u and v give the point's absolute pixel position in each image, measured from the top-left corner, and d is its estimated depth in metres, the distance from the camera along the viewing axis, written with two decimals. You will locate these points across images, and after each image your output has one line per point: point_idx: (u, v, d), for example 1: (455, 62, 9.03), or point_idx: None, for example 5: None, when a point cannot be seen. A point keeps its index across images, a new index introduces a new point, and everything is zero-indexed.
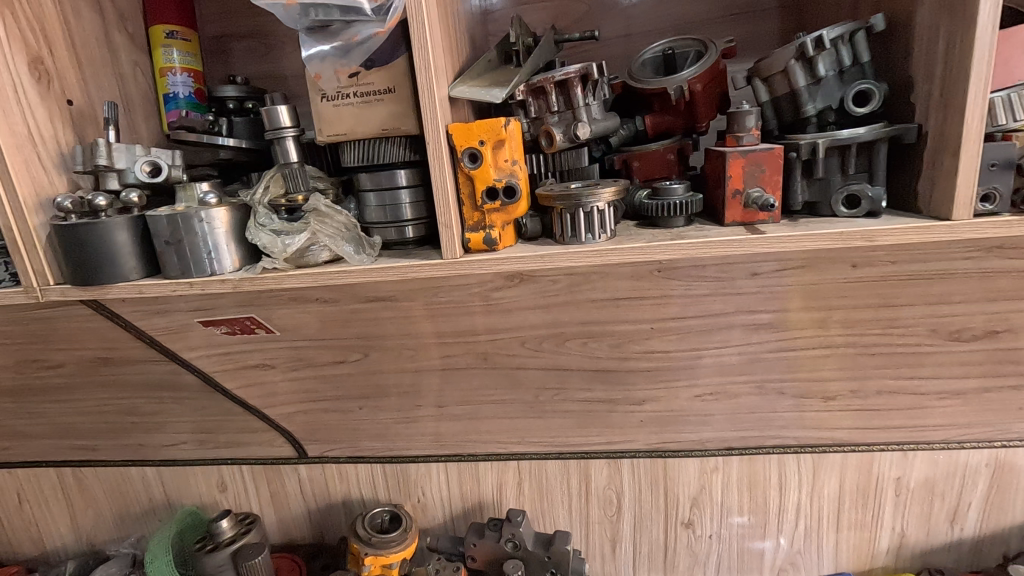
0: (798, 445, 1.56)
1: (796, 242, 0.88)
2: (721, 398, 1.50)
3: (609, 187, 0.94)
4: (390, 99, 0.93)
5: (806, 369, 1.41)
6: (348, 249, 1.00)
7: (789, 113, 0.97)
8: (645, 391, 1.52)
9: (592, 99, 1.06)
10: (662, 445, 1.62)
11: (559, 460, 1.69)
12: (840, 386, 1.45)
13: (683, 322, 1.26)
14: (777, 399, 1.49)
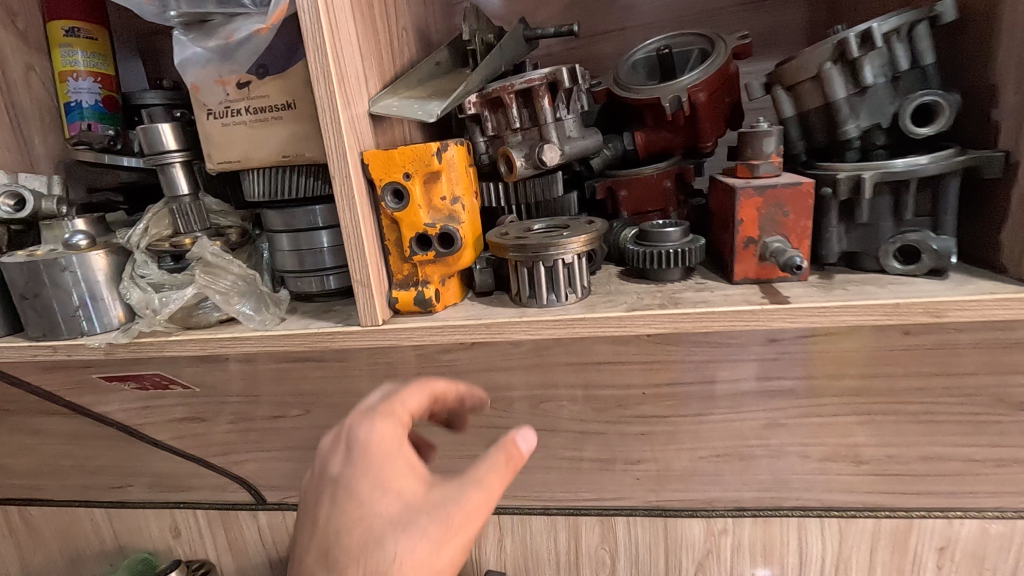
0: (821, 507, 1.14)
1: (831, 315, 0.63)
2: (712, 457, 1.14)
3: (578, 237, 0.71)
4: (291, 116, 0.71)
5: (835, 433, 1.08)
6: (245, 308, 0.78)
7: (822, 134, 0.73)
8: (636, 449, 1.15)
9: (565, 113, 0.84)
10: (657, 502, 1.20)
11: (545, 516, 1.25)
12: (875, 453, 1.09)
13: (690, 390, 1.06)
14: (793, 465, 1.12)
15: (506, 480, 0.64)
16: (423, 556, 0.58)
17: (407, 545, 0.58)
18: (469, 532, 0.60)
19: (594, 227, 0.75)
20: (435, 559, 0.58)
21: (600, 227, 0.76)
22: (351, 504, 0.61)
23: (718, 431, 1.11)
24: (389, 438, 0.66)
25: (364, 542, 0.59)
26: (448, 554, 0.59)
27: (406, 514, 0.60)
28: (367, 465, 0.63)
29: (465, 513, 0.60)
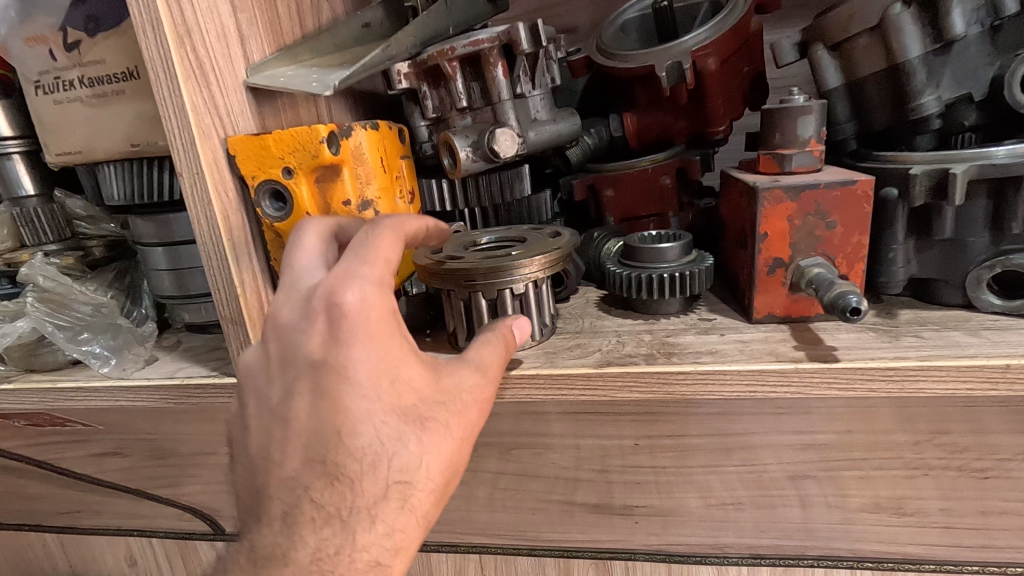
0: (855, 557, 0.85)
1: (904, 379, 0.42)
2: (743, 506, 0.86)
3: (530, 259, 0.51)
4: (135, 89, 0.51)
5: (885, 485, 0.79)
6: (98, 350, 0.59)
7: (881, 112, 0.51)
8: (622, 494, 0.90)
9: (526, 87, 0.63)
10: (660, 546, 0.92)
11: (532, 556, 0.97)
12: (928, 506, 0.79)
13: (701, 442, 0.83)
14: (821, 516, 0.84)
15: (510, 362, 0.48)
16: (451, 456, 0.42)
17: (435, 446, 0.41)
18: (485, 419, 0.45)
19: (560, 243, 0.55)
20: (462, 454, 0.43)
21: (569, 241, 0.56)
22: (351, 407, 0.39)
23: (731, 483, 0.85)
24: (389, 305, 0.41)
25: (373, 449, 0.39)
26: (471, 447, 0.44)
27: (429, 408, 0.41)
28: (367, 348, 0.40)
29: (483, 404, 0.44)
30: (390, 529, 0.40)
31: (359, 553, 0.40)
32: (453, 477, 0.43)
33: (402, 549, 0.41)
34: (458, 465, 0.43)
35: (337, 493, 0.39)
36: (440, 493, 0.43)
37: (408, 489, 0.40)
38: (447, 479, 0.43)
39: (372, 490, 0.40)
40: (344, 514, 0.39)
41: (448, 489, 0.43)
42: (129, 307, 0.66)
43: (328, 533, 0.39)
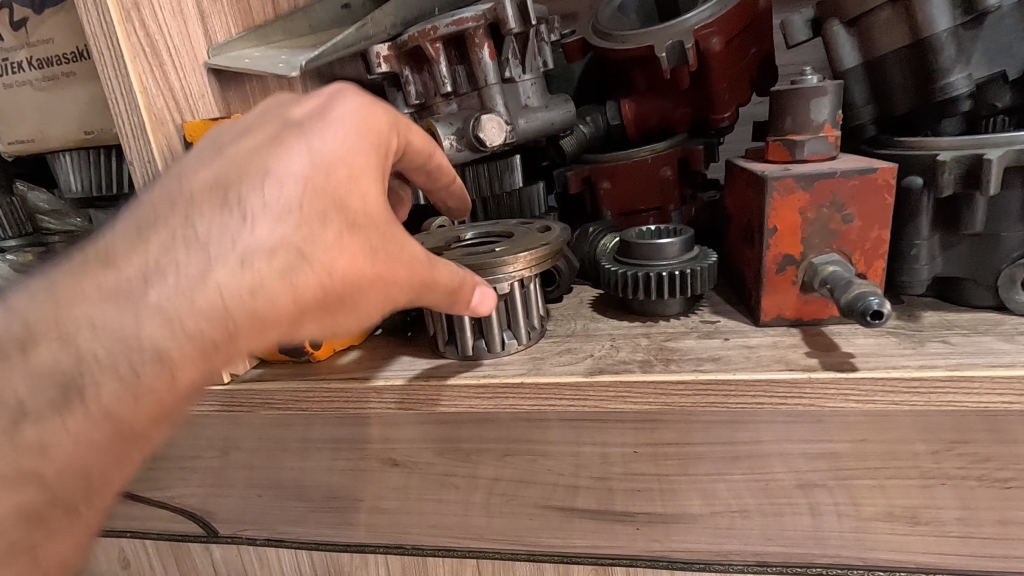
0: (865, 565, 0.67)
1: (931, 390, 0.38)
2: (749, 516, 0.69)
3: (524, 253, 0.47)
4: (86, 70, 0.47)
5: (899, 494, 0.63)
6: None
7: (904, 92, 0.47)
8: (625, 502, 0.72)
9: (515, 70, 0.58)
10: (663, 553, 0.73)
11: (529, 562, 0.78)
12: (944, 515, 0.63)
13: (706, 449, 0.67)
14: (832, 525, 0.67)
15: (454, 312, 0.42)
16: (356, 289, 0.36)
17: (355, 254, 0.35)
18: (401, 300, 0.39)
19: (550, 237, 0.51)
20: (365, 305, 0.37)
21: (559, 236, 0.52)
22: (305, 161, 0.34)
23: (736, 488, 0.68)
24: (384, 135, 0.38)
25: (288, 211, 0.33)
26: (378, 309, 0.37)
27: (371, 226, 0.36)
28: (347, 134, 0.36)
29: (412, 276, 0.38)
30: (246, 306, 0.32)
31: (199, 302, 0.31)
32: (341, 312, 0.36)
33: (244, 336, 0.33)
34: (353, 308, 0.36)
35: (220, 224, 0.32)
36: (318, 318, 0.35)
37: (291, 264, 0.33)
38: (333, 307, 0.35)
39: (263, 243, 0.32)
40: (212, 243, 0.31)
41: (326, 321, 0.36)
42: None
43: (185, 254, 0.31)
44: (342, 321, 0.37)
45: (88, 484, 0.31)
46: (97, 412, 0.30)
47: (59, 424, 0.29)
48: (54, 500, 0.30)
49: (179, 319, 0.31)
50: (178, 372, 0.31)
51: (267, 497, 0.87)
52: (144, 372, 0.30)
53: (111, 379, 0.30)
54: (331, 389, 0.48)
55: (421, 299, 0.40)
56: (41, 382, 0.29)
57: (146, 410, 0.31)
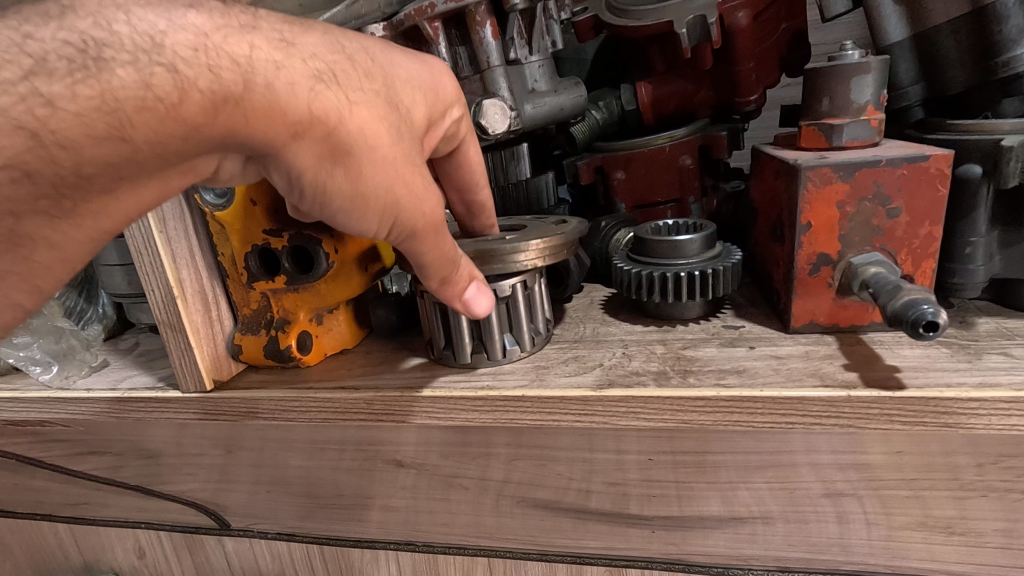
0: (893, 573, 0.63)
1: (989, 412, 0.33)
2: (772, 523, 0.64)
3: (536, 239, 0.43)
4: None
5: (938, 504, 0.57)
6: (38, 357, 0.54)
7: (961, 67, 0.41)
8: (640, 506, 0.67)
9: (520, 50, 0.54)
10: (680, 556, 0.70)
11: (541, 561, 0.76)
12: (983, 526, 0.57)
13: (729, 457, 0.61)
14: (860, 533, 0.62)
15: (441, 297, 0.39)
16: (365, 160, 0.33)
17: (382, 119, 0.33)
18: (398, 214, 0.35)
19: (564, 228, 0.47)
20: (365, 182, 0.33)
21: (573, 229, 0.47)
22: (374, 47, 0.35)
23: (762, 500, 0.63)
24: (450, 96, 0.39)
25: (347, 60, 0.33)
26: (377, 200, 0.34)
27: (405, 117, 0.35)
28: (415, 64, 0.37)
29: (421, 198, 0.35)
30: (267, 86, 0.29)
31: (231, 48, 0.29)
32: (340, 167, 0.32)
33: (248, 108, 0.29)
34: (352, 172, 0.33)
35: (288, 27, 0.32)
36: (318, 155, 0.32)
37: (325, 80, 0.31)
38: (334, 155, 0.32)
39: (308, 49, 0.31)
40: (272, 30, 0.31)
41: (323, 164, 0.32)
42: (83, 305, 0.59)
43: (240, 15, 0.30)
44: (336, 179, 0.33)
45: (77, 169, 0.28)
46: (100, 91, 0.26)
47: (66, 86, 0.26)
48: (39, 158, 0.27)
49: (205, 55, 0.28)
50: (183, 94, 0.27)
51: (273, 493, 0.84)
52: (155, 77, 0.27)
53: (127, 62, 0.27)
54: (318, 398, 0.44)
55: (416, 234, 0.36)
56: (69, 38, 0.26)
57: (142, 115, 0.27)
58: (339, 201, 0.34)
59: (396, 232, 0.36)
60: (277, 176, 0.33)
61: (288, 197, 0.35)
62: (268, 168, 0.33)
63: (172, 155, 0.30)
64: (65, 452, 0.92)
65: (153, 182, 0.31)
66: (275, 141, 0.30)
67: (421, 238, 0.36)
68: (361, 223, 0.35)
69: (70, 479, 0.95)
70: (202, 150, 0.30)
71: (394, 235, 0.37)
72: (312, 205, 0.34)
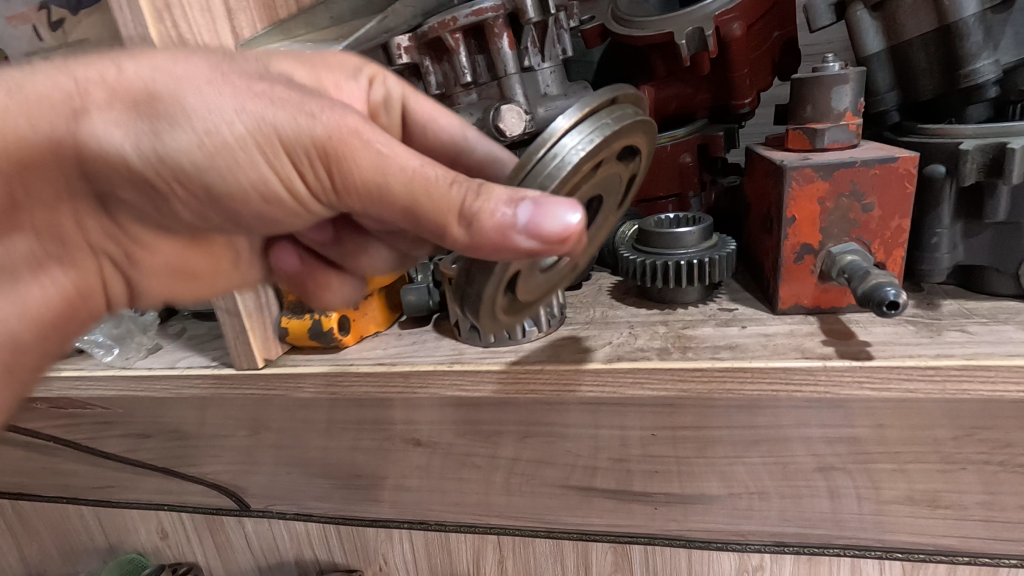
0: (881, 546, 0.70)
1: (947, 379, 0.38)
2: (769, 498, 0.70)
3: (561, 114, 0.34)
4: None
5: (922, 478, 0.63)
6: (101, 340, 0.60)
7: (931, 77, 0.46)
8: (644, 483, 0.74)
9: (535, 58, 0.59)
10: (681, 532, 0.77)
11: (548, 539, 0.83)
12: (965, 499, 0.63)
13: (727, 433, 0.67)
14: (851, 506, 0.68)
15: (466, 217, 0.33)
16: (186, 97, 0.32)
17: (183, 65, 0.33)
18: (269, 135, 0.33)
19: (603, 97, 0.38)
20: (201, 121, 0.32)
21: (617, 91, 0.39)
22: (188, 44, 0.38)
23: (760, 472, 0.68)
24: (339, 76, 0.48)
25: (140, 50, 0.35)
26: (233, 129, 0.32)
27: (236, 63, 0.36)
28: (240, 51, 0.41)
29: (293, 106, 0.33)
30: (54, 91, 0.33)
31: None
32: (163, 120, 0.32)
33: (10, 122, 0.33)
34: (185, 123, 0.32)
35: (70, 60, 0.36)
36: (130, 124, 0.33)
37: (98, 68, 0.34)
38: (149, 113, 0.32)
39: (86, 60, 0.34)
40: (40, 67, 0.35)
41: (141, 128, 0.33)
42: None
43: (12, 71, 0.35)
44: (172, 138, 0.32)
45: None
46: None
47: None
48: None
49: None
50: None
51: (296, 474, 0.91)
52: None
53: None
54: (359, 372, 0.50)
55: (342, 156, 0.33)
56: None
57: None
58: (200, 155, 0.33)
59: (320, 165, 0.34)
60: (125, 186, 0.35)
61: (199, 198, 0.36)
62: (143, 182, 0.34)
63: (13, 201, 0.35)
64: (98, 435, 0.98)
65: (24, 235, 0.37)
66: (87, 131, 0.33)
67: (353, 159, 0.33)
68: (242, 167, 0.34)
69: (102, 460, 1.01)
70: (43, 192, 0.35)
71: (317, 165, 0.34)
72: (203, 189, 0.35)
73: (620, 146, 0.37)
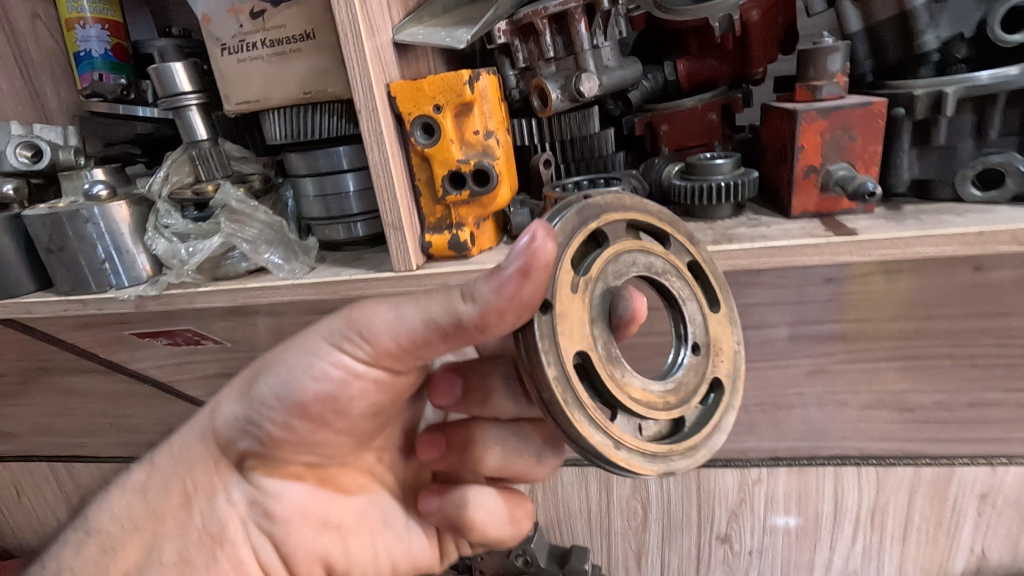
0: (858, 454, 1.04)
1: (907, 245, 0.58)
2: (760, 412, 1.03)
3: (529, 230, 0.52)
4: (310, 47, 0.66)
5: (885, 379, 0.95)
6: (273, 258, 0.75)
7: (895, 47, 0.66)
8: None
9: (603, 40, 0.77)
10: None
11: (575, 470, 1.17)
12: (924, 400, 0.96)
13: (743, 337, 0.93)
14: (837, 415, 1.01)
15: (469, 298, 0.47)
16: (267, 360, 0.61)
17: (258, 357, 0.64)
18: (319, 344, 0.57)
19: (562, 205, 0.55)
20: (276, 361, 0.59)
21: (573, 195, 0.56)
22: None
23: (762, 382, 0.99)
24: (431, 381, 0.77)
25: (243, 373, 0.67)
26: (294, 349, 0.58)
27: None
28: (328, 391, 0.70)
29: (326, 322, 0.58)
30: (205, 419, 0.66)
31: (177, 444, 0.66)
32: (256, 379, 0.60)
33: (186, 452, 0.65)
34: (268, 367, 0.60)
35: None
36: (243, 395, 0.61)
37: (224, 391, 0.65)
38: (250, 385, 0.61)
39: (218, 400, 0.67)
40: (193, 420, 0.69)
41: (246, 393, 0.61)
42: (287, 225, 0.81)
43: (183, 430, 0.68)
44: (263, 379, 0.59)
45: None
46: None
47: None
48: None
49: (173, 454, 0.65)
50: (156, 475, 0.65)
51: None
52: (143, 482, 0.65)
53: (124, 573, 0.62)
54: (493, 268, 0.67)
55: (362, 317, 0.54)
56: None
57: (147, 500, 0.64)
58: (275, 373, 0.59)
59: (358, 341, 0.55)
60: (247, 439, 0.62)
61: (292, 409, 0.59)
62: (258, 421, 0.60)
63: (188, 496, 0.65)
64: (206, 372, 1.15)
65: (199, 525, 0.65)
66: (220, 423, 0.63)
67: (375, 317, 0.53)
68: (303, 361, 0.57)
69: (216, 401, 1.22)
70: (203, 474, 0.65)
71: (362, 341, 0.55)
72: (289, 397, 0.58)
73: (611, 218, 0.53)
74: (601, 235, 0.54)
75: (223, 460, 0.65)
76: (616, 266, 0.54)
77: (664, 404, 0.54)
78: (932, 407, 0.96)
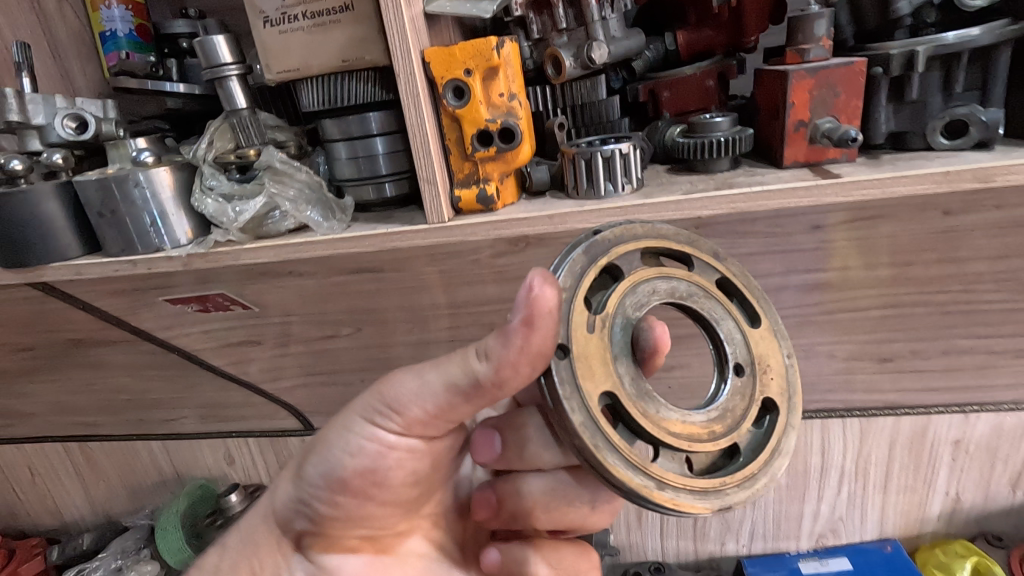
0: (844, 406, 1.16)
1: (885, 185, 0.67)
2: None
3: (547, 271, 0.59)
4: (349, 18, 0.73)
5: (867, 327, 1.02)
6: (313, 215, 0.82)
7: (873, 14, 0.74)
8: None
9: (610, 11, 0.84)
10: None
11: None
12: (901, 349, 1.04)
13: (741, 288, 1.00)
14: (823, 365, 1.10)
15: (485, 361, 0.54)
16: (311, 445, 0.69)
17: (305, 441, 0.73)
18: (354, 430, 0.65)
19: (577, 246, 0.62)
20: (319, 443, 0.68)
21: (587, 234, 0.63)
22: None
23: None
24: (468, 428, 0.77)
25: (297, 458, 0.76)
26: (331, 436, 0.66)
27: None
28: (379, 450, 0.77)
29: (360, 403, 0.65)
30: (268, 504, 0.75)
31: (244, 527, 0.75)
32: (304, 463, 0.69)
33: (252, 532, 0.74)
34: (313, 450, 0.68)
35: None
36: (294, 480, 0.70)
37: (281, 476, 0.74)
38: (299, 469, 0.70)
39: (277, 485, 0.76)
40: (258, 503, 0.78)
41: (295, 480, 0.70)
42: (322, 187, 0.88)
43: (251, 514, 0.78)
44: (309, 467, 0.68)
45: None
46: None
47: None
48: None
49: (242, 536, 0.75)
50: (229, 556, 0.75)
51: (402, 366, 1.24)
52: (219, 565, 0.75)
53: None
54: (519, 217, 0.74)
55: (388, 389, 0.62)
56: None
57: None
58: (318, 457, 0.67)
59: (389, 423, 0.63)
60: (301, 521, 0.71)
61: (337, 488, 0.67)
62: (309, 503, 0.69)
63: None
64: (234, 340, 1.21)
65: None
66: (278, 505, 0.72)
67: (403, 391, 0.61)
68: (341, 445, 0.65)
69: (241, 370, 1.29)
70: (267, 557, 0.73)
71: (395, 420, 0.62)
72: (331, 478, 0.66)
73: (620, 252, 0.60)
74: (615, 268, 0.61)
75: (284, 542, 0.74)
76: (634, 297, 0.60)
77: (708, 433, 0.58)
78: (910, 355, 1.05)
